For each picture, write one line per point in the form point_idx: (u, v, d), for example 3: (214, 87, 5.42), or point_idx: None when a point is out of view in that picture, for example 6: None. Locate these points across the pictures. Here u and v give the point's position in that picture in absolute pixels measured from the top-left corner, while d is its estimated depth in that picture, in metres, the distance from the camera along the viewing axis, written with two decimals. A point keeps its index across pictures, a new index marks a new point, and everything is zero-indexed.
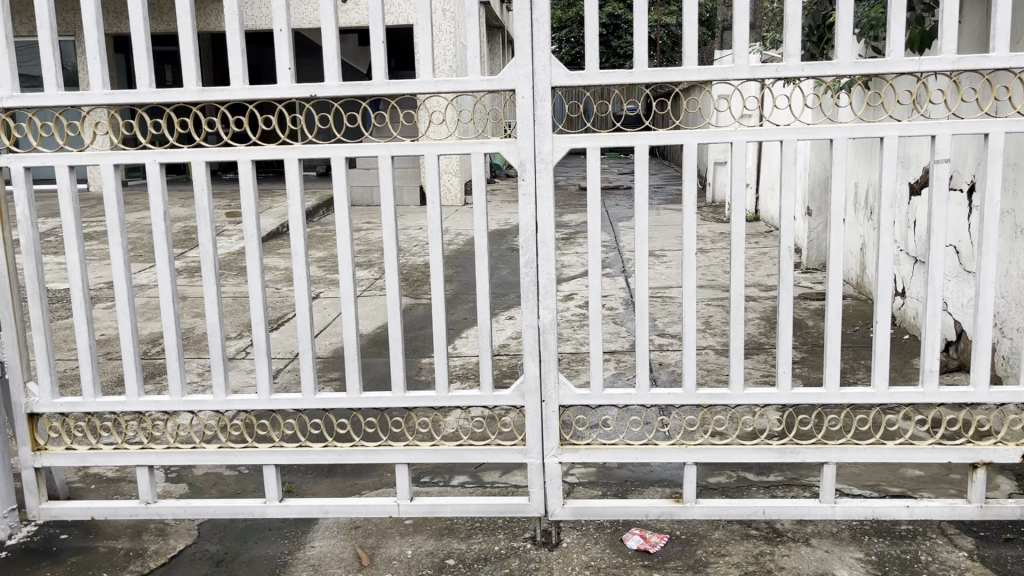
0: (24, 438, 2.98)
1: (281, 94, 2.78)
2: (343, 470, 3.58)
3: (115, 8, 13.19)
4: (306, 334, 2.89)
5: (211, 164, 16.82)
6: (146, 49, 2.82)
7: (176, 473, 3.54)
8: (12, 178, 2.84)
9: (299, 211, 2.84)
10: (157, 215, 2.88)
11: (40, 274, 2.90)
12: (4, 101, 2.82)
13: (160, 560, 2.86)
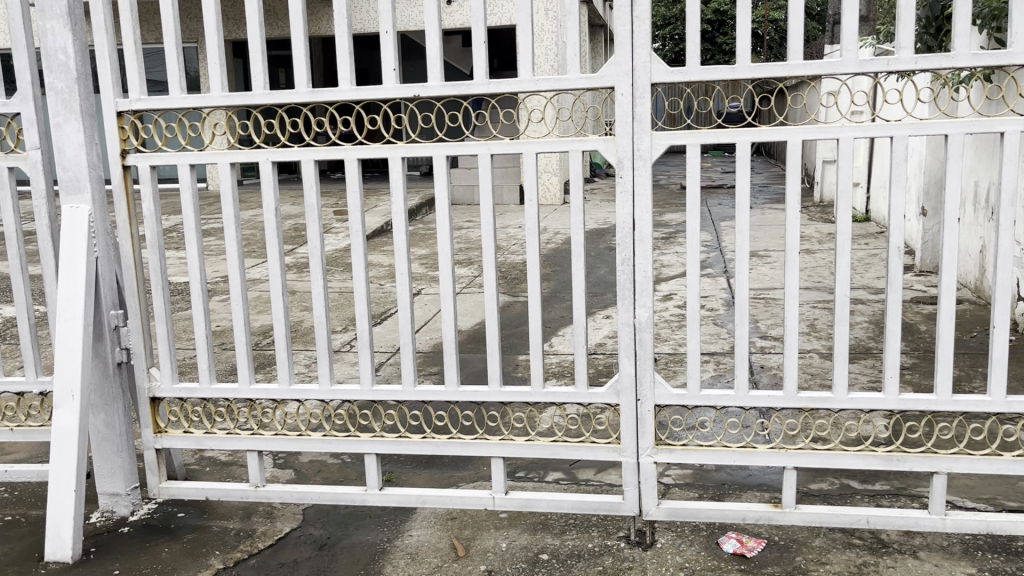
0: (147, 420, 3.18)
1: (387, 95, 2.87)
2: (441, 462, 3.65)
3: (235, 14, 13.85)
4: (406, 328, 2.97)
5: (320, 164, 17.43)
6: (261, 53, 2.95)
7: (283, 459, 3.70)
8: (140, 178, 3.02)
9: (402, 208, 2.92)
10: (269, 212, 3.01)
11: (163, 268, 3.08)
12: (134, 103, 3.00)
13: (268, 541, 3.00)
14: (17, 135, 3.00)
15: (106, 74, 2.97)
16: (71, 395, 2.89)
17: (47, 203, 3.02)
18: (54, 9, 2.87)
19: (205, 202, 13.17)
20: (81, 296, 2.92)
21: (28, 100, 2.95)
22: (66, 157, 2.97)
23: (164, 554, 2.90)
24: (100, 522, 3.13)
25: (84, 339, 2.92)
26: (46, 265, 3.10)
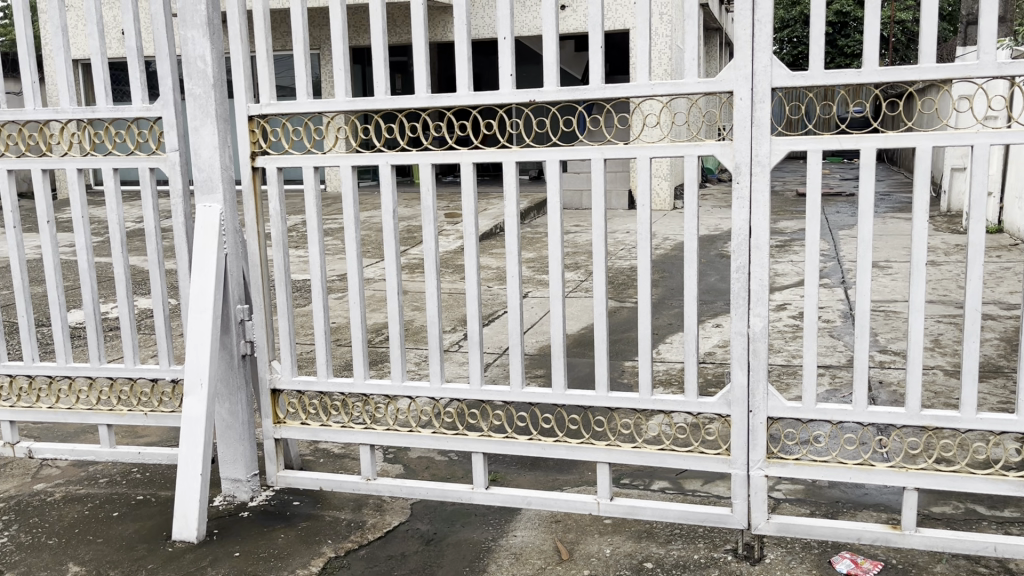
0: (267, 410, 3.33)
1: (503, 100, 2.91)
2: (545, 465, 3.67)
3: (358, 23, 14.35)
4: (515, 330, 3.00)
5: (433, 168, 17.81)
6: (384, 59, 3.04)
7: (393, 454, 3.79)
8: (268, 179, 3.17)
9: (515, 211, 2.96)
10: (387, 213, 3.10)
11: (287, 265, 3.22)
12: (264, 108, 3.15)
13: (377, 533, 3.08)
14: (158, 137, 3.20)
15: (240, 79, 3.13)
16: (200, 383, 3.06)
17: (183, 202, 3.20)
18: (194, 18, 3.04)
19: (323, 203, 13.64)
20: (211, 290, 3.09)
21: (169, 105, 3.14)
22: (201, 158, 3.15)
23: (280, 540, 3.03)
24: (222, 506, 3.30)
25: (213, 331, 3.08)
26: (181, 260, 3.29)
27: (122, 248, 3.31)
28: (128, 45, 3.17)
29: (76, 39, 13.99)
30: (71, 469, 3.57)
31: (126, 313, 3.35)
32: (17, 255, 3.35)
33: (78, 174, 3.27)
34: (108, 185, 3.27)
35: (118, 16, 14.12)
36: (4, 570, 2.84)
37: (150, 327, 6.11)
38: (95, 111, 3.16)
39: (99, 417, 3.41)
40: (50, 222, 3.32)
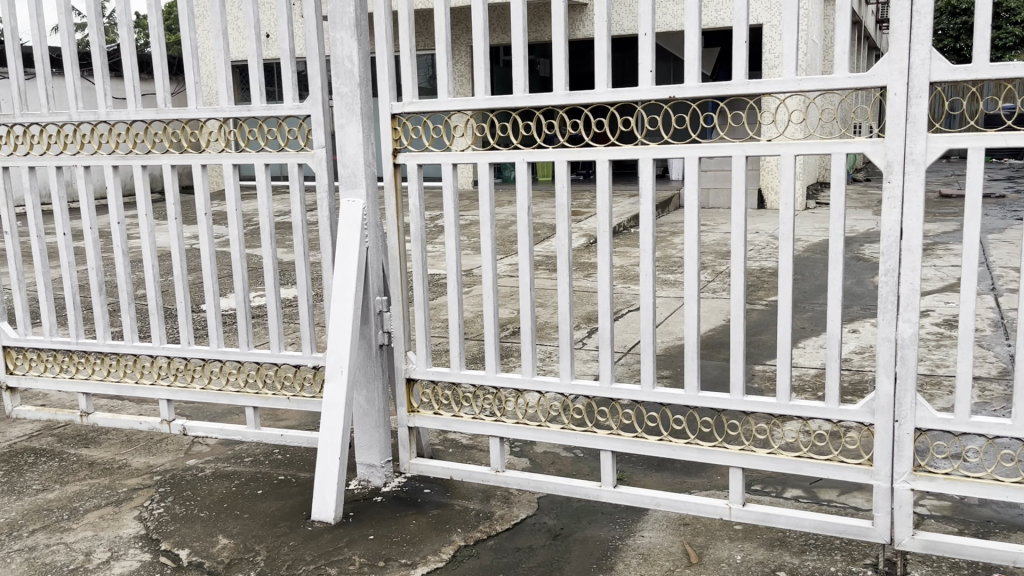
0: (402, 399, 3.43)
1: (641, 97, 2.88)
2: (673, 466, 3.62)
3: (499, 20, 14.51)
4: (649, 328, 2.97)
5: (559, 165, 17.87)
6: (523, 57, 3.07)
7: (520, 447, 3.83)
8: (408, 175, 3.26)
9: (651, 208, 2.93)
10: (522, 209, 3.14)
11: (424, 259, 3.31)
12: (407, 106, 3.24)
13: (505, 525, 3.12)
14: (306, 135, 3.34)
15: (384, 78, 3.24)
16: (340, 370, 3.18)
17: (328, 196, 3.34)
18: (342, 21, 3.16)
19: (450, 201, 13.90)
20: (353, 282, 3.21)
21: (317, 104, 3.28)
22: (347, 155, 3.27)
23: (412, 526, 3.11)
24: (358, 490, 3.43)
25: (353, 321, 3.20)
26: (325, 252, 3.44)
27: (271, 240, 3.48)
28: (282, 47, 3.33)
29: (234, 42, 14.79)
30: (219, 447, 3.78)
31: (273, 302, 3.52)
32: (178, 245, 3.57)
33: (233, 169, 3.45)
34: (260, 179, 3.44)
35: (271, 19, 14.83)
36: (161, 538, 3.04)
37: (293, 315, 6.40)
38: (250, 109, 3.33)
39: (246, 400, 3.60)
40: (207, 214, 3.53)
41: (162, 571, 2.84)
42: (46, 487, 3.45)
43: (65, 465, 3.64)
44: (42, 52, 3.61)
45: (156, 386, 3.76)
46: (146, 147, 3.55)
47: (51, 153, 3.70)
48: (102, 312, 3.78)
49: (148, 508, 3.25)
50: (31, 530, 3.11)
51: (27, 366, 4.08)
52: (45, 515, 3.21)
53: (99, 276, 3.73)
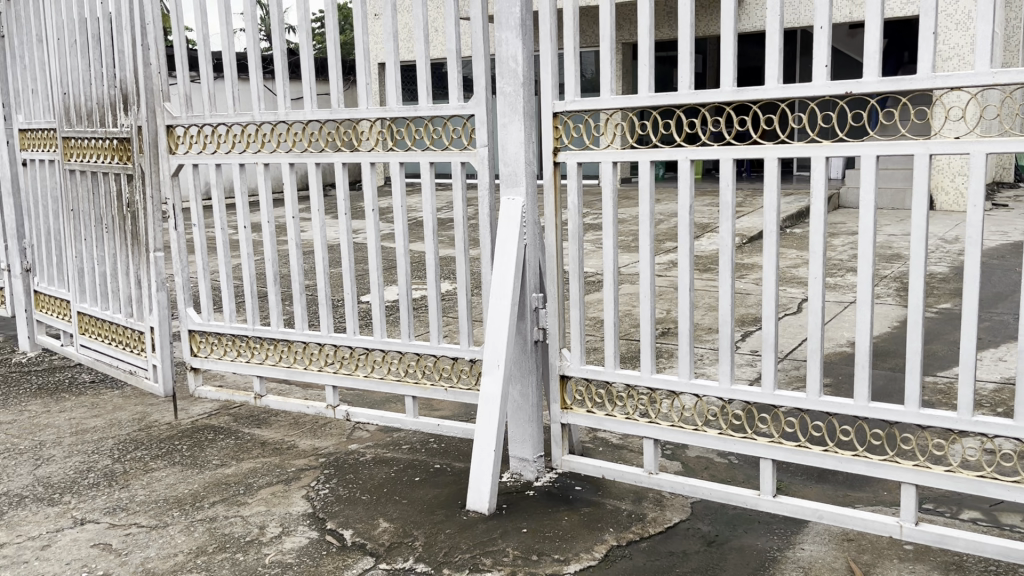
0: (555, 396, 3.45)
1: (815, 92, 2.76)
2: (835, 479, 3.46)
3: (662, 16, 14.30)
4: (817, 333, 2.85)
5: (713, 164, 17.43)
6: (690, 53, 3.01)
7: (672, 450, 3.77)
8: (568, 173, 3.27)
9: (822, 209, 2.80)
10: (683, 208, 3.08)
11: (581, 257, 3.31)
12: (568, 105, 3.26)
13: (658, 527, 3.08)
14: (470, 134, 3.41)
15: (547, 78, 3.26)
16: (497, 364, 3.24)
17: (489, 194, 3.41)
18: (509, 21, 3.21)
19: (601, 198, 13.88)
20: (511, 279, 3.26)
21: (481, 104, 3.34)
22: (508, 153, 3.32)
23: (564, 522, 3.12)
24: (510, 482, 3.48)
25: (511, 317, 3.25)
26: (484, 248, 3.51)
27: (433, 236, 3.58)
28: (448, 48, 3.41)
29: (402, 44, 15.33)
30: (378, 434, 3.94)
31: (434, 296, 3.63)
32: (346, 239, 3.74)
33: (399, 167, 3.57)
34: (424, 176, 3.55)
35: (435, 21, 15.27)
36: (327, 518, 3.20)
37: (452, 308, 6.56)
38: (417, 109, 3.44)
39: (406, 389, 3.73)
40: (374, 209, 3.68)
41: (328, 549, 2.98)
42: (224, 462, 3.71)
43: (240, 443, 3.90)
44: (231, 57, 3.86)
45: (323, 372, 3.97)
46: (320, 146, 3.74)
47: (235, 152, 3.96)
48: (276, 301, 4.01)
49: (314, 489, 3.43)
50: (212, 502, 3.34)
51: (208, 349, 4.40)
52: (223, 489, 3.45)
53: (275, 267, 3.96)
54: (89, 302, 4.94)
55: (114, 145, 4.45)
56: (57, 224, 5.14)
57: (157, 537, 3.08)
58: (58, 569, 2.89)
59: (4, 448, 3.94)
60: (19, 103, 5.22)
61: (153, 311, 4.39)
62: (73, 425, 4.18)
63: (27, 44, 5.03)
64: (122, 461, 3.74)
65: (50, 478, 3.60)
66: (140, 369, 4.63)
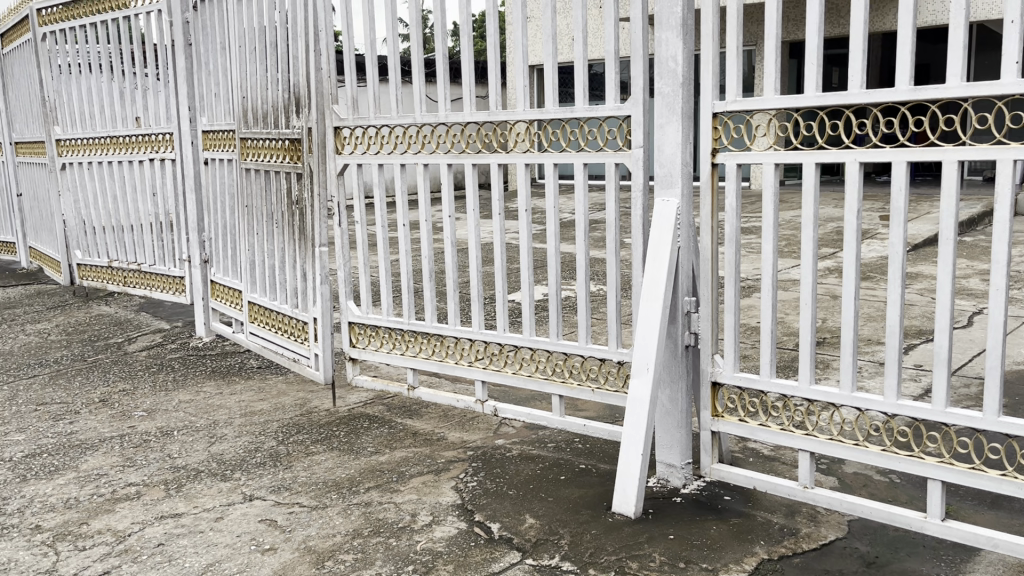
0: (706, 403, 3.39)
1: (1004, 90, 2.57)
2: (1011, 506, 3.21)
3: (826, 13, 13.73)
4: (999, 349, 2.66)
5: (872, 167, 16.61)
6: (862, 51, 2.86)
7: (827, 464, 3.61)
8: (726, 175, 3.20)
9: (1008, 216, 2.60)
10: (850, 212, 2.95)
11: (737, 261, 3.24)
12: (729, 105, 3.17)
13: (812, 544, 2.95)
14: (626, 135, 3.39)
15: (708, 77, 3.20)
16: (647, 367, 3.22)
17: (643, 196, 3.37)
18: (669, 21, 3.18)
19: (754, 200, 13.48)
20: (664, 282, 3.23)
21: (639, 104, 3.32)
22: (664, 154, 3.29)
23: (712, 531, 3.05)
24: (657, 488, 3.44)
25: (662, 320, 3.22)
26: (636, 251, 3.49)
27: (585, 236, 3.59)
28: (607, 49, 3.41)
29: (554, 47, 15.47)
30: (524, 430, 4.00)
31: (584, 296, 3.63)
32: (499, 238, 3.81)
33: (553, 168, 3.60)
34: (578, 178, 3.56)
35: (579, 24, 15.25)
36: (475, 510, 3.27)
37: (601, 309, 6.56)
38: (573, 110, 3.45)
39: (553, 388, 3.77)
40: (527, 209, 3.73)
41: (476, 540, 3.05)
42: (378, 450, 3.86)
43: (394, 432, 4.06)
44: (396, 61, 4.01)
45: (473, 367, 4.07)
46: (477, 147, 3.83)
47: (397, 152, 4.12)
48: (431, 297, 4.15)
49: (463, 481, 3.52)
50: (367, 488, 3.49)
51: (366, 341, 4.61)
52: (378, 475, 3.60)
53: (430, 264, 4.09)
54: (259, 293, 5.28)
55: (286, 145, 4.73)
56: (233, 219, 5.52)
57: (318, 517, 3.25)
58: (229, 540, 3.10)
59: (183, 425, 4.27)
60: (204, 106, 5.63)
61: (317, 303, 4.65)
62: (243, 407, 4.47)
63: (213, 53, 5.41)
64: (286, 444, 3.97)
65: (223, 455, 3.87)
66: (303, 357, 4.90)
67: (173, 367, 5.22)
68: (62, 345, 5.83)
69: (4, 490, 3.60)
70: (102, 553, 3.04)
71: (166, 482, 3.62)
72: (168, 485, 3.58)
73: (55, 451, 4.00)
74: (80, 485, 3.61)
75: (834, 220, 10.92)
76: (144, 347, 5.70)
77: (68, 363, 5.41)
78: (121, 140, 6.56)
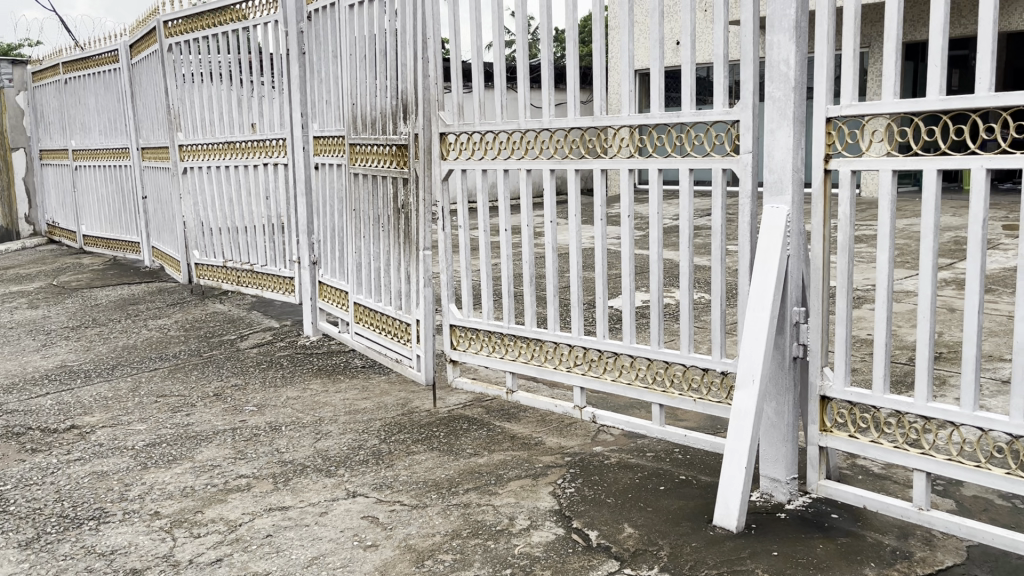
0: (815, 416, 3.28)
1: None
2: None
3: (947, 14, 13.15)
4: None
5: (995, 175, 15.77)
6: (992, 52, 2.70)
7: (943, 486, 3.44)
8: (840, 182, 3.09)
9: None
10: (975, 222, 2.80)
11: (850, 271, 3.12)
12: (844, 109, 3.06)
13: (927, 569, 2.81)
14: (733, 140, 3.30)
15: (822, 80, 3.09)
16: (752, 378, 3.14)
17: (751, 203, 3.29)
18: (783, 23, 3.10)
19: (867, 208, 12.99)
20: (771, 291, 3.14)
21: (748, 108, 3.24)
22: (774, 160, 3.20)
23: (819, 549, 2.94)
24: (760, 502, 3.35)
25: (769, 330, 3.14)
26: (743, 258, 3.40)
27: (689, 242, 3.53)
28: (715, 52, 3.34)
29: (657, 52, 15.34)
30: (623, 438, 3.96)
31: (688, 303, 3.57)
32: (600, 244, 3.78)
33: (658, 173, 3.56)
34: (683, 183, 3.51)
35: (681, 28, 15.05)
36: (573, 517, 3.26)
37: (704, 318, 6.44)
38: (679, 115, 3.40)
39: (653, 396, 3.72)
40: (630, 215, 3.69)
41: (574, 547, 3.04)
42: (477, 452, 3.90)
43: (492, 435, 4.09)
44: (501, 67, 4.05)
45: (572, 373, 4.06)
46: (579, 153, 3.81)
47: (500, 158, 4.17)
48: (531, 301, 4.16)
49: (560, 486, 3.51)
50: (466, 489, 3.53)
51: (466, 344, 4.67)
52: (477, 477, 3.63)
53: (531, 269, 4.11)
54: (364, 294, 5.42)
55: (394, 151, 4.84)
56: (342, 223, 5.69)
57: (418, 516, 3.30)
58: (334, 535, 3.19)
59: (291, 421, 4.42)
60: (316, 112, 5.82)
61: (420, 305, 4.75)
62: (347, 405, 4.60)
63: (324, 61, 5.60)
64: (388, 442, 4.06)
65: (328, 451, 3.99)
66: (405, 358, 5.00)
67: (282, 364, 5.42)
68: (181, 340, 6.13)
69: (127, 476, 3.81)
70: (215, 541, 3.17)
71: (275, 475, 3.75)
72: (276, 479, 3.72)
73: (174, 442, 4.21)
74: (196, 475, 3.79)
75: (953, 230, 10.41)
76: (255, 344, 5.93)
77: (185, 357, 5.68)
78: (239, 145, 6.87)
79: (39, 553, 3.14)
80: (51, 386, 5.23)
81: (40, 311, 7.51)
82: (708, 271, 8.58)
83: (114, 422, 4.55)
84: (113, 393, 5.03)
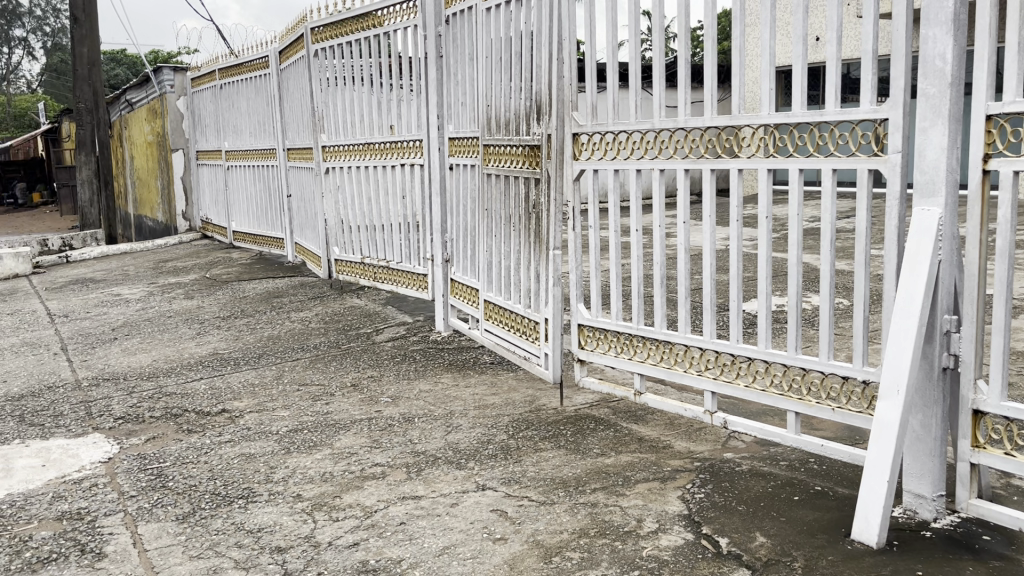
0: (966, 431, 3.10)
1: None
2: None
3: None
4: None
5: None
6: None
7: None
8: (1000, 183, 2.90)
9: None
10: None
11: (1011, 278, 2.93)
12: (1006, 106, 2.87)
13: None
14: (881, 139, 3.16)
15: (982, 75, 2.92)
16: (897, 389, 3.00)
17: (899, 205, 3.14)
18: (939, 16, 2.95)
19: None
20: (920, 298, 2.99)
21: (898, 106, 3.09)
22: (926, 160, 3.05)
23: (968, 572, 2.77)
24: (903, 519, 3.19)
25: (917, 339, 2.99)
26: (889, 264, 3.24)
27: (830, 245, 3.40)
28: (864, 48, 3.21)
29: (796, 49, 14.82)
30: (754, 445, 3.87)
31: (828, 309, 3.45)
32: (735, 246, 3.69)
33: (798, 174, 3.45)
34: (825, 184, 3.39)
35: (823, 24, 14.49)
36: (702, 522, 3.21)
37: (844, 325, 6.18)
38: (823, 114, 3.28)
39: (788, 404, 3.62)
40: (767, 216, 3.60)
41: (703, 553, 2.99)
42: (604, 452, 3.91)
43: (619, 436, 4.08)
44: (636, 66, 4.03)
45: (702, 377, 4.00)
46: (714, 153, 3.74)
47: (633, 158, 4.16)
48: (661, 303, 4.12)
49: (690, 491, 3.47)
50: (593, 488, 3.54)
51: (594, 344, 4.67)
52: (604, 477, 3.64)
53: (663, 270, 4.07)
54: (495, 292, 5.52)
55: (526, 151, 4.91)
56: (475, 222, 5.82)
57: (546, 513, 3.34)
58: (464, 526, 3.27)
59: (423, 413, 4.56)
60: (452, 114, 5.98)
61: (548, 304, 4.79)
62: (476, 400, 4.70)
63: (461, 63, 5.75)
64: (516, 438, 4.12)
65: (459, 444, 4.09)
66: (533, 356, 5.06)
67: (415, 358, 5.59)
68: (320, 332, 6.42)
69: (272, 459, 4.04)
70: (352, 526, 3.32)
71: (408, 465, 3.88)
72: (409, 468, 3.84)
73: (314, 429, 4.42)
74: (334, 461, 3.97)
75: None
76: (390, 338, 6.15)
77: (324, 349, 5.96)
78: (378, 147, 7.14)
79: (195, 527, 3.37)
80: (204, 372, 5.60)
81: (194, 302, 8.04)
82: (849, 277, 8.23)
83: (261, 407, 4.82)
84: (260, 380, 5.33)
